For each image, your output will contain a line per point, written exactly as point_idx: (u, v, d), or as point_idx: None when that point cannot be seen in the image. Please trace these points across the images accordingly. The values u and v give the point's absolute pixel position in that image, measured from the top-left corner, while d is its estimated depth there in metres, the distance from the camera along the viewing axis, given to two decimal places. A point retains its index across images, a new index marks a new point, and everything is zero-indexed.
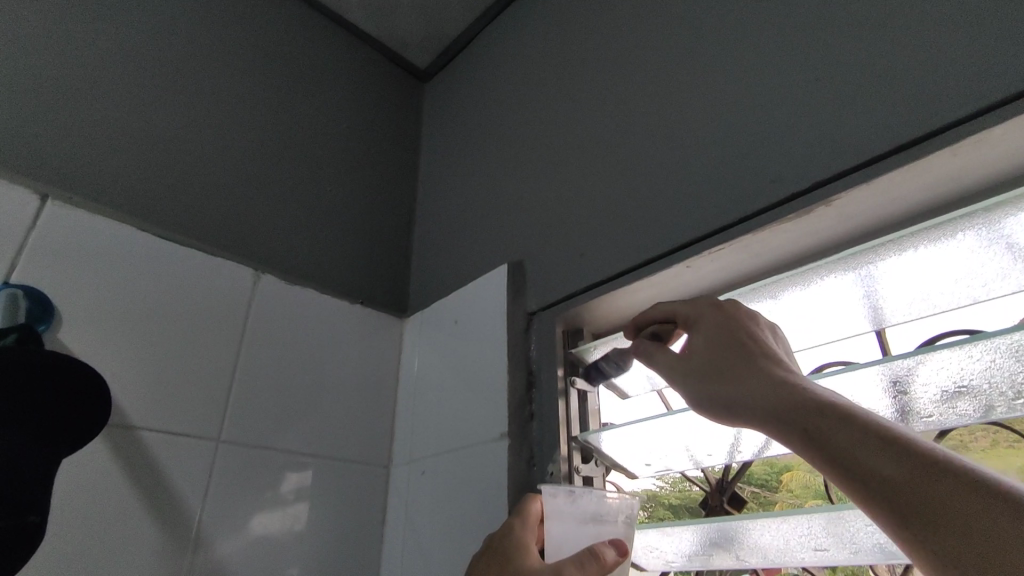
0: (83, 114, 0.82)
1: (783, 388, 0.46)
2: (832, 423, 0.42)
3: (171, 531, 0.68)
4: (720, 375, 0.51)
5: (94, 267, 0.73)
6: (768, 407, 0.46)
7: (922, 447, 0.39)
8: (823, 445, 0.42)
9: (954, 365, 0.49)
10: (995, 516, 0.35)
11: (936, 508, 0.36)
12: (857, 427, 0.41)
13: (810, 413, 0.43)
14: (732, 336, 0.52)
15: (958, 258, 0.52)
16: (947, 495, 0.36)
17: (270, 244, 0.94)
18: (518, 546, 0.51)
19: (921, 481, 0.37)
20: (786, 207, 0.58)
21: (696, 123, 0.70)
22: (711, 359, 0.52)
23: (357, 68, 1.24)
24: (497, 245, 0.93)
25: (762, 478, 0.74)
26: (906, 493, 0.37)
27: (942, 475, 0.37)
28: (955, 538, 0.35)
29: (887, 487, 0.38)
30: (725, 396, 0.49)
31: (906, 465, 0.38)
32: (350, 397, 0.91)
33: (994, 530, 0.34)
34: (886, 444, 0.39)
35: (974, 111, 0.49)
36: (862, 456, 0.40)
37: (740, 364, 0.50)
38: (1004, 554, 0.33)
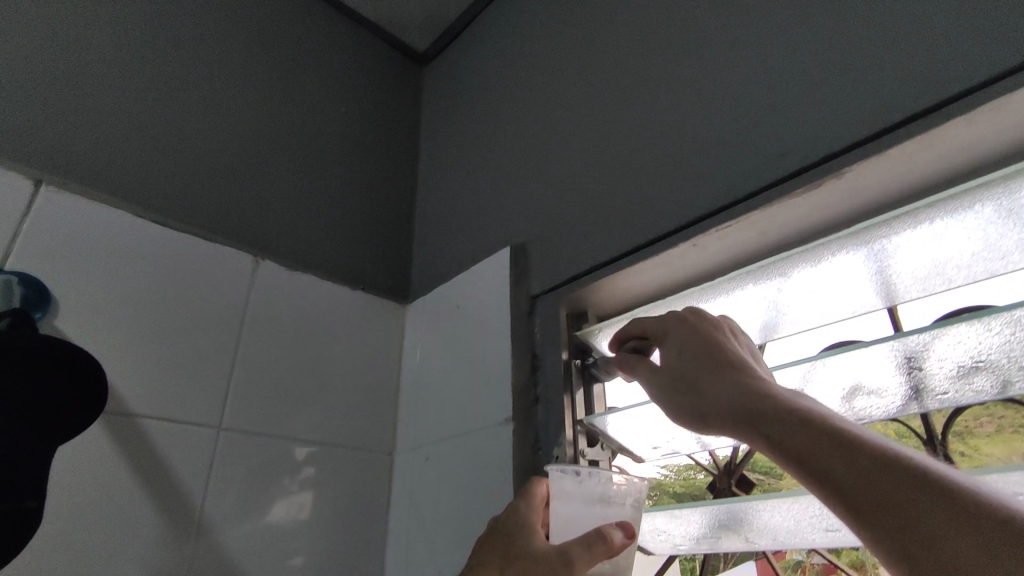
0: (75, 99, 0.80)
1: (745, 392, 0.45)
2: (789, 425, 0.41)
3: (173, 519, 0.68)
4: (688, 379, 0.49)
5: (90, 253, 0.72)
6: (736, 413, 0.44)
7: (878, 449, 0.37)
8: (780, 447, 0.41)
9: (971, 339, 0.48)
10: (949, 520, 0.33)
11: (888, 510, 0.35)
12: (838, 439, 0.39)
13: (787, 425, 0.41)
14: (700, 338, 0.51)
15: (976, 230, 0.50)
16: (899, 498, 0.35)
17: (269, 231, 0.93)
18: (523, 528, 0.50)
19: (874, 483, 0.36)
20: (795, 181, 0.56)
21: (702, 98, 0.69)
22: (677, 363, 0.51)
23: (356, 52, 1.23)
24: (499, 229, 0.92)
25: (768, 466, 0.73)
26: (858, 496, 0.36)
27: (895, 477, 0.36)
28: (908, 542, 0.34)
29: (841, 490, 0.37)
30: (691, 402, 0.48)
31: (859, 466, 0.37)
32: (353, 385, 0.90)
33: (948, 534, 0.33)
34: (841, 447, 0.38)
35: (992, 75, 0.47)
36: (818, 458, 0.38)
37: (707, 367, 0.49)
38: (956, 561, 0.32)
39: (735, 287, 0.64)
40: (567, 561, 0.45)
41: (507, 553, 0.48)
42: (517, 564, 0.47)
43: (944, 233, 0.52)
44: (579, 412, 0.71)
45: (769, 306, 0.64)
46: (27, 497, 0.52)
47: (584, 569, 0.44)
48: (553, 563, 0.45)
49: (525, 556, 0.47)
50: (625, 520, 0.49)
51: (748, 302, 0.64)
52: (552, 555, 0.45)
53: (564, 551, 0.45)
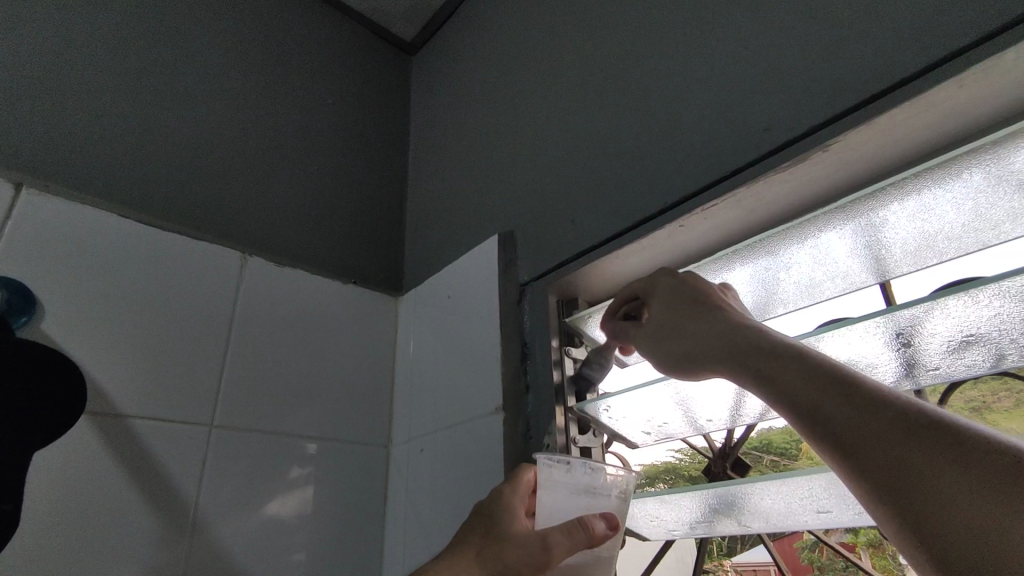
0: (55, 100, 0.80)
1: (737, 336, 0.46)
2: (788, 371, 0.41)
3: (168, 516, 0.68)
4: (679, 327, 0.50)
5: (75, 254, 0.72)
6: (728, 356, 0.45)
7: (875, 390, 0.38)
8: (776, 392, 0.41)
9: (962, 313, 0.46)
10: (938, 457, 0.34)
11: (878, 447, 0.36)
12: (843, 388, 0.39)
13: (789, 372, 0.41)
14: (696, 290, 0.51)
15: (966, 199, 0.49)
16: (888, 435, 0.36)
17: (256, 226, 0.92)
18: (503, 508, 0.50)
19: (866, 423, 0.37)
20: (780, 156, 0.54)
21: (683, 76, 0.67)
22: (670, 311, 0.51)
23: (341, 43, 1.21)
24: (487, 217, 0.91)
25: (781, 447, 0.75)
26: (851, 432, 0.37)
27: (888, 417, 0.37)
28: (898, 479, 0.35)
29: (834, 427, 0.38)
30: (684, 349, 0.49)
31: (852, 406, 0.38)
32: (347, 378, 0.90)
33: (937, 470, 0.34)
34: (836, 389, 0.39)
35: (979, 37, 0.45)
36: (812, 398, 0.40)
37: (701, 312, 0.49)
38: (945, 496, 0.33)
39: (722, 268, 0.63)
40: (545, 546, 0.44)
41: (490, 533, 0.48)
42: (499, 548, 0.46)
43: (933, 203, 0.50)
44: (570, 400, 0.70)
45: (758, 286, 0.62)
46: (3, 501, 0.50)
47: (562, 556, 0.44)
48: (532, 549, 0.44)
49: (507, 539, 0.47)
50: (609, 512, 0.48)
51: (737, 283, 0.63)
52: (532, 540, 0.45)
53: (544, 536, 0.44)
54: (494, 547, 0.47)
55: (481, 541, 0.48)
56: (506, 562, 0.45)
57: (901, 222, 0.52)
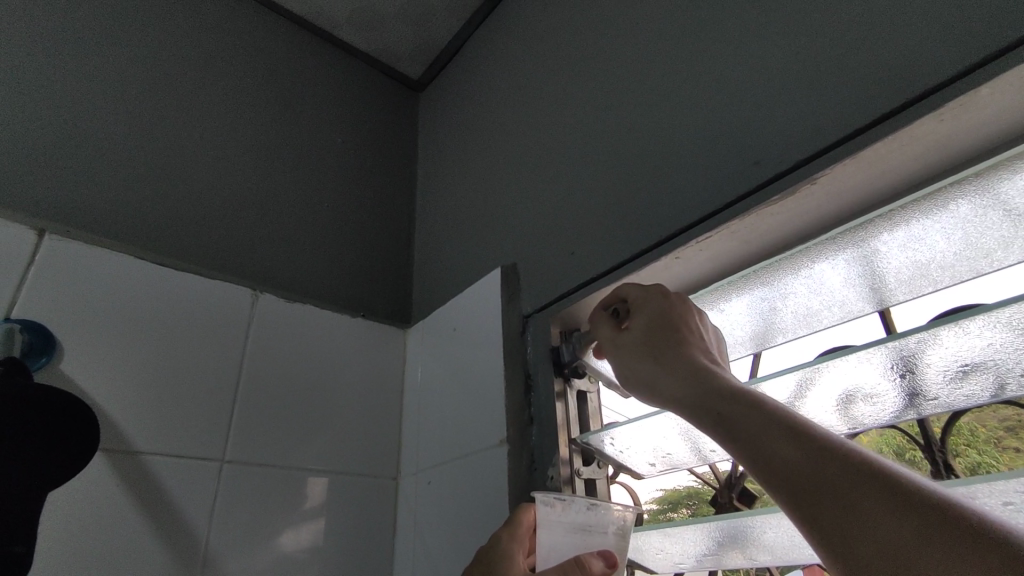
0: (79, 150, 0.84)
1: (701, 374, 0.45)
2: (747, 413, 0.40)
3: (179, 552, 0.69)
4: (650, 355, 0.49)
5: (92, 296, 0.74)
6: (692, 389, 0.44)
7: (835, 441, 0.37)
8: (734, 432, 0.40)
9: (958, 343, 0.46)
10: (889, 504, 0.33)
11: (837, 498, 0.34)
12: (801, 438, 0.37)
13: (749, 413, 0.40)
14: (671, 320, 0.51)
15: (955, 228, 0.49)
16: (845, 481, 0.34)
17: (267, 261, 0.95)
18: (503, 557, 0.54)
19: (818, 467, 0.35)
20: (771, 189, 0.55)
21: (675, 109, 0.69)
22: (647, 337, 0.51)
23: (351, 83, 1.26)
24: (491, 249, 0.92)
25: None
26: (810, 479, 0.35)
27: (842, 461, 0.35)
28: (848, 526, 0.33)
29: (792, 473, 0.36)
30: (651, 374, 0.48)
31: (806, 449, 0.36)
32: (355, 410, 0.91)
33: (887, 518, 0.32)
34: (793, 437, 0.37)
35: (962, 70, 0.46)
36: (768, 441, 0.38)
37: (670, 350, 0.48)
38: (893, 543, 0.32)
39: (721, 298, 0.64)
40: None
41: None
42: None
43: (922, 233, 0.51)
44: (573, 431, 0.71)
45: (756, 317, 0.63)
46: (15, 543, 0.51)
47: None
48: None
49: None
50: (606, 548, 0.53)
51: (735, 313, 0.64)
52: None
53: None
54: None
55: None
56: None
57: (894, 253, 0.53)
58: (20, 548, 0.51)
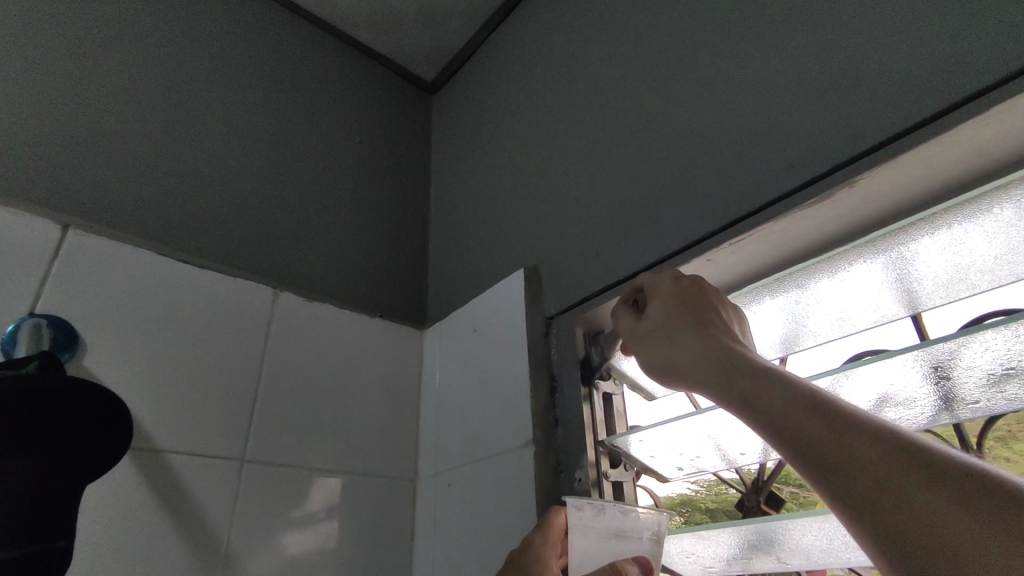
0: (100, 147, 0.83)
1: (725, 354, 0.44)
2: (769, 390, 0.39)
3: (201, 553, 0.68)
4: (669, 339, 0.49)
5: (114, 291, 0.74)
6: (715, 368, 0.44)
7: (859, 416, 0.36)
8: (757, 410, 0.40)
9: (999, 346, 0.46)
10: (920, 481, 0.32)
11: (862, 474, 0.34)
12: (824, 413, 0.37)
13: (771, 392, 0.39)
14: (691, 302, 0.50)
15: (996, 233, 0.50)
16: (868, 455, 0.34)
17: (284, 260, 0.94)
18: (536, 562, 0.53)
19: (846, 444, 0.35)
20: (807, 192, 0.55)
21: (703, 113, 0.69)
22: (666, 322, 0.50)
23: (366, 84, 1.25)
24: (511, 251, 0.92)
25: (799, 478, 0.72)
26: (832, 454, 0.35)
27: (870, 437, 0.34)
28: (877, 501, 0.33)
29: (815, 449, 0.36)
30: (672, 359, 0.48)
31: (832, 424, 0.36)
32: (373, 411, 0.90)
33: (919, 495, 0.32)
34: (816, 413, 0.37)
35: (1003, 76, 0.46)
36: (793, 419, 0.37)
37: (690, 333, 0.48)
38: (924, 519, 0.31)
39: (752, 300, 0.64)
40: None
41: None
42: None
43: (963, 237, 0.51)
44: (600, 433, 0.71)
45: (788, 320, 0.63)
46: (59, 537, 0.51)
47: None
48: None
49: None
50: (640, 554, 0.53)
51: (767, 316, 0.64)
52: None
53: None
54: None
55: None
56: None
57: (932, 256, 0.53)
58: (61, 543, 0.51)
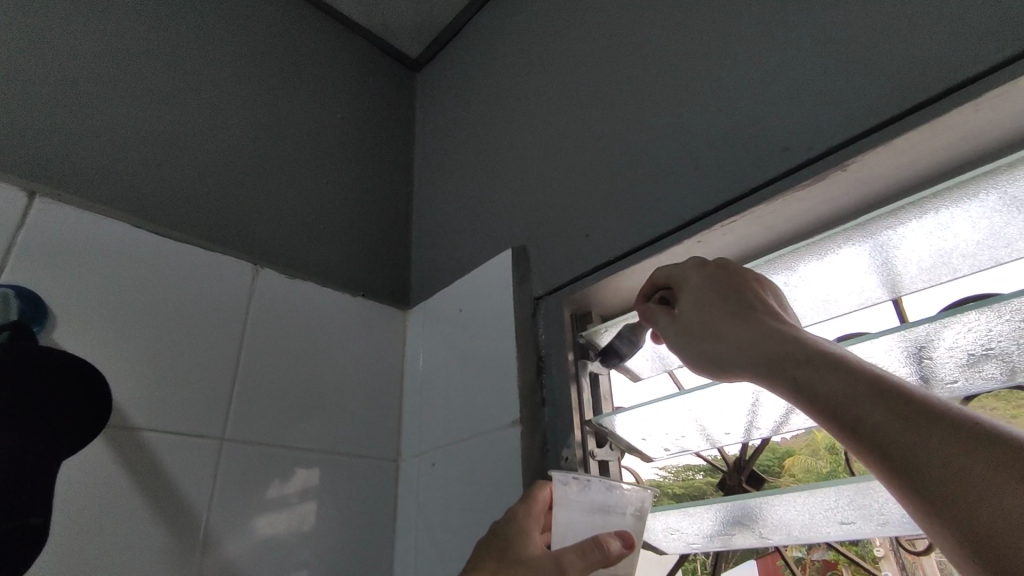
0: (68, 111, 0.79)
1: (775, 342, 0.44)
2: (828, 379, 0.39)
3: (179, 533, 0.67)
4: (711, 331, 0.48)
5: (84, 262, 0.71)
6: (767, 359, 0.43)
7: (925, 403, 0.36)
8: (817, 401, 0.40)
9: (981, 327, 0.47)
10: (997, 473, 0.32)
11: (934, 465, 0.34)
12: (890, 404, 0.37)
13: (832, 384, 0.39)
14: (727, 291, 0.50)
15: (979, 218, 0.51)
16: (940, 445, 0.34)
17: (264, 237, 0.92)
18: (520, 535, 0.53)
19: (916, 434, 0.35)
20: (799, 174, 0.56)
21: (695, 94, 0.69)
22: (704, 313, 0.50)
23: (348, 58, 1.22)
24: (498, 231, 0.91)
25: (765, 465, 0.75)
26: (901, 445, 0.35)
27: (942, 428, 0.35)
28: (950, 492, 0.33)
29: (882, 440, 0.36)
30: (718, 353, 0.47)
31: (898, 414, 0.36)
32: (355, 392, 0.89)
33: (1000, 489, 0.32)
34: (882, 403, 0.37)
35: (995, 64, 0.47)
36: (859, 408, 0.37)
37: (735, 323, 0.47)
38: (1000, 507, 0.32)
39: None
40: (561, 567, 0.48)
41: (505, 556, 0.51)
42: (513, 571, 0.50)
43: (949, 222, 0.52)
44: (586, 413, 0.71)
45: None
46: (34, 514, 0.55)
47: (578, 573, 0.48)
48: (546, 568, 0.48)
49: (523, 562, 0.50)
50: (623, 529, 0.54)
51: None
52: (549, 562, 0.48)
53: (558, 557, 0.48)
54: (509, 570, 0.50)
55: (498, 564, 0.51)
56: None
57: (918, 241, 0.54)
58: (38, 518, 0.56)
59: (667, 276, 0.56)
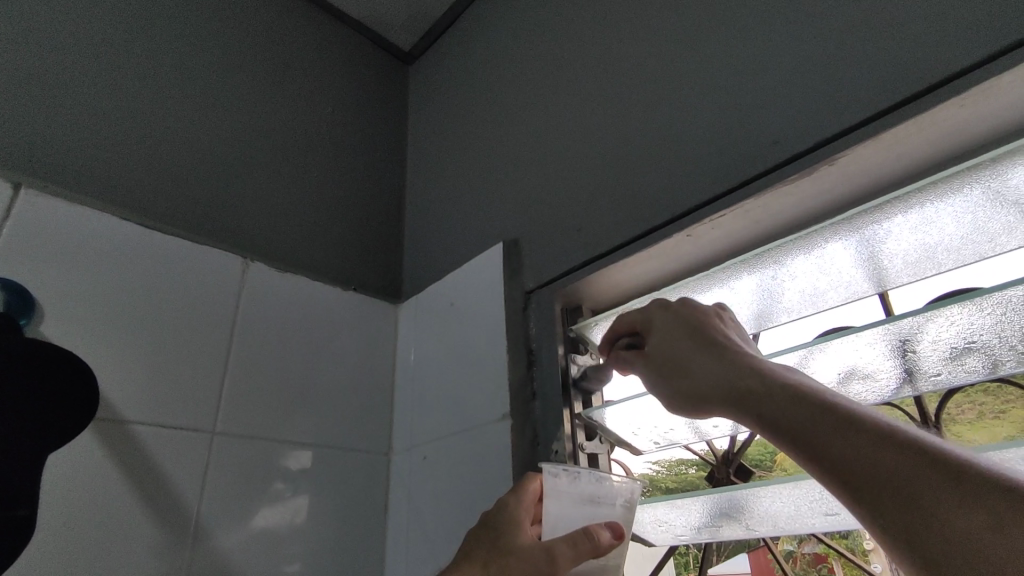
0: (55, 102, 0.79)
1: (739, 372, 0.45)
2: (790, 408, 0.41)
3: (169, 526, 0.67)
4: (679, 363, 0.49)
5: (72, 255, 0.70)
6: (733, 388, 0.44)
7: (881, 429, 0.37)
8: (782, 429, 0.41)
9: (964, 321, 0.48)
10: (952, 495, 0.34)
11: (891, 490, 0.35)
12: (848, 431, 0.38)
13: (794, 413, 0.40)
14: (693, 323, 0.51)
15: (964, 213, 0.52)
16: (897, 472, 0.35)
17: (254, 231, 0.91)
18: (510, 525, 0.54)
19: (874, 460, 0.36)
20: (787, 169, 0.56)
21: (686, 89, 0.69)
22: (671, 346, 0.51)
23: (340, 51, 1.21)
24: (489, 225, 0.91)
25: (756, 459, 0.74)
26: (860, 471, 0.36)
27: (898, 455, 0.36)
28: (906, 516, 0.34)
29: (841, 467, 0.37)
30: (686, 384, 0.48)
31: (856, 441, 0.37)
32: (347, 386, 0.89)
33: (953, 513, 0.33)
34: (842, 431, 0.38)
35: (979, 60, 0.47)
36: (820, 436, 0.38)
37: (701, 354, 0.48)
38: (955, 531, 0.33)
39: (730, 277, 0.64)
40: (551, 558, 0.49)
41: (496, 547, 0.52)
42: (504, 562, 0.50)
43: (934, 216, 0.53)
44: (576, 406, 0.71)
45: (761, 295, 0.65)
46: (20, 506, 0.56)
47: (567, 564, 0.49)
48: (537, 561, 0.49)
49: (512, 552, 0.51)
50: (613, 519, 0.54)
51: (743, 291, 0.65)
52: (539, 552, 0.49)
53: (549, 548, 0.49)
54: (500, 561, 0.51)
55: (488, 555, 0.52)
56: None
57: (904, 235, 0.55)
58: (24, 512, 0.56)
59: (633, 315, 0.57)
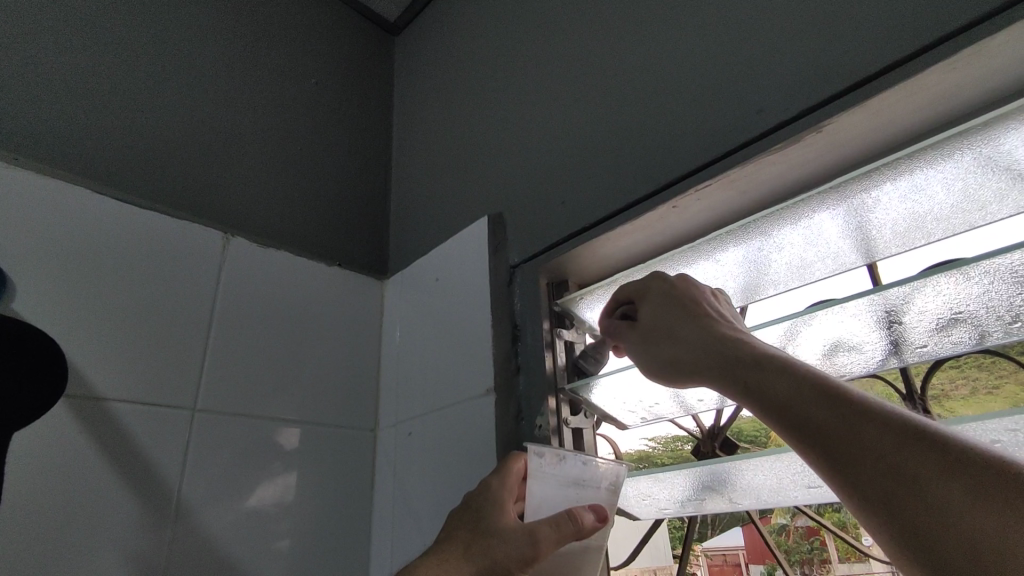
0: (22, 70, 0.76)
1: (727, 344, 0.44)
2: (777, 380, 0.40)
3: (152, 504, 0.66)
4: (667, 333, 0.49)
5: (42, 228, 0.68)
6: (720, 360, 0.44)
7: (867, 403, 0.37)
8: (767, 400, 0.40)
9: (952, 290, 0.47)
10: (934, 465, 0.33)
11: (874, 460, 0.34)
12: (832, 403, 0.37)
13: (780, 384, 0.39)
14: (684, 297, 0.50)
15: (953, 179, 0.50)
16: (882, 442, 0.35)
17: (235, 206, 0.89)
18: (493, 504, 0.53)
19: (857, 431, 0.36)
20: (774, 137, 0.55)
21: (673, 55, 0.67)
22: (660, 317, 0.50)
23: (322, 20, 1.18)
24: (475, 200, 0.90)
25: (752, 435, 0.75)
26: (844, 442, 0.36)
27: (883, 426, 0.35)
28: (887, 485, 0.34)
29: (824, 438, 0.37)
30: (671, 354, 0.48)
31: (841, 412, 0.36)
32: (332, 362, 0.88)
33: (938, 483, 0.33)
34: (827, 403, 0.37)
35: (972, 20, 0.45)
36: (804, 408, 0.38)
37: (688, 327, 0.47)
38: (937, 499, 0.32)
39: (717, 249, 0.63)
40: (535, 541, 0.49)
41: (477, 529, 0.52)
42: (486, 544, 0.50)
43: (924, 183, 0.51)
44: (561, 381, 0.70)
45: (749, 265, 0.63)
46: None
47: (550, 548, 0.49)
48: (522, 545, 0.49)
49: (496, 534, 0.51)
50: (597, 503, 0.53)
51: (729, 263, 0.64)
52: (522, 535, 0.49)
53: (533, 532, 0.49)
54: (479, 542, 0.51)
55: (470, 535, 0.52)
56: (494, 557, 0.49)
57: (893, 203, 0.53)
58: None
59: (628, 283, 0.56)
